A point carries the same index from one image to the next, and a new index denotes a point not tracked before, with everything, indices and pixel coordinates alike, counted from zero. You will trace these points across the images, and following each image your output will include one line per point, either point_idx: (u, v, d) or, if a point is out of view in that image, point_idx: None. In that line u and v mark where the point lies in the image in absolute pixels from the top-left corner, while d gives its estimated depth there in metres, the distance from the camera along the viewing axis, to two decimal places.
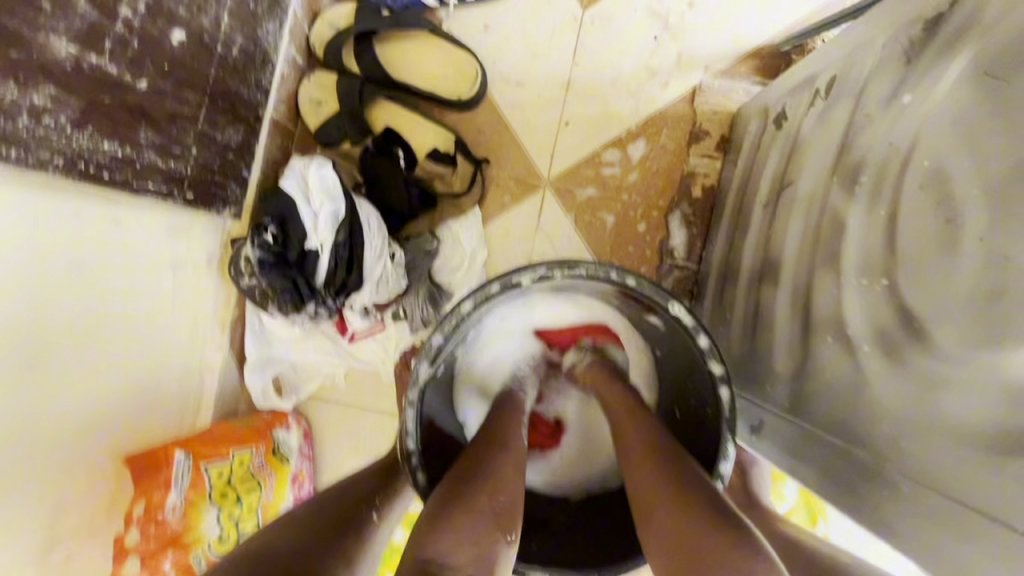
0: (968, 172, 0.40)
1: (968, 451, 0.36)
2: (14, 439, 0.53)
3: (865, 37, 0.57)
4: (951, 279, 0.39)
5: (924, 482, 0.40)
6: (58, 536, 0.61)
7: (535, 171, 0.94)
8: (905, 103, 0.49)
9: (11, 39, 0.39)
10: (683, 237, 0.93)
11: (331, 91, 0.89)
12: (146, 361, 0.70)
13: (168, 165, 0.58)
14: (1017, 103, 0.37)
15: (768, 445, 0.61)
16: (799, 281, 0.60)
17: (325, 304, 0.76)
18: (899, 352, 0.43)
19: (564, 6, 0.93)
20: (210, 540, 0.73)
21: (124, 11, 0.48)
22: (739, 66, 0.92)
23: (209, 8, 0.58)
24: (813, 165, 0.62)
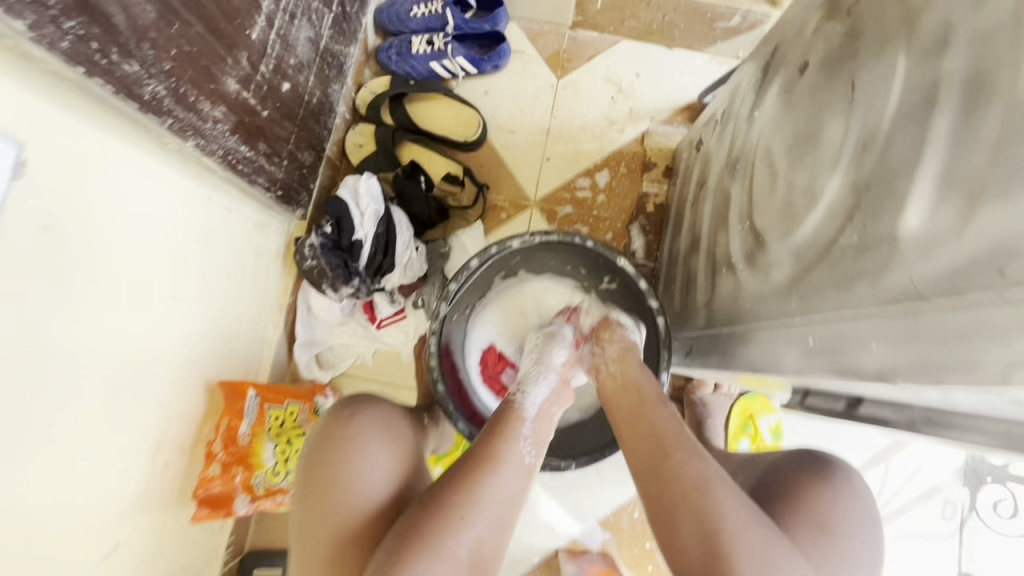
0: (778, 143, 0.66)
1: (772, 298, 0.59)
2: (149, 348, 0.74)
3: (738, 82, 0.87)
4: (773, 204, 0.64)
5: (757, 326, 0.62)
6: (163, 441, 0.80)
7: (525, 194, 1.21)
8: (756, 116, 0.76)
9: (213, 77, 0.67)
10: (642, 242, 1.19)
11: (370, 136, 1.18)
12: (229, 320, 0.92)
13: (270, 168, 0.86)
14: (795, 101, 0.64)
15: (695, 362, 0.82)
16: (710, 243, 0.84)
17: (365, 281, 1.01)
18: (754, 259, 0.67)
19: (544, 77, 1.25)
20: (266, 467, 0.93)
21: (263, 68, 0.77)
22: (676, 116, 1.23)
23: (304, 72, 0.89)
24: (716, 168, 0.90)
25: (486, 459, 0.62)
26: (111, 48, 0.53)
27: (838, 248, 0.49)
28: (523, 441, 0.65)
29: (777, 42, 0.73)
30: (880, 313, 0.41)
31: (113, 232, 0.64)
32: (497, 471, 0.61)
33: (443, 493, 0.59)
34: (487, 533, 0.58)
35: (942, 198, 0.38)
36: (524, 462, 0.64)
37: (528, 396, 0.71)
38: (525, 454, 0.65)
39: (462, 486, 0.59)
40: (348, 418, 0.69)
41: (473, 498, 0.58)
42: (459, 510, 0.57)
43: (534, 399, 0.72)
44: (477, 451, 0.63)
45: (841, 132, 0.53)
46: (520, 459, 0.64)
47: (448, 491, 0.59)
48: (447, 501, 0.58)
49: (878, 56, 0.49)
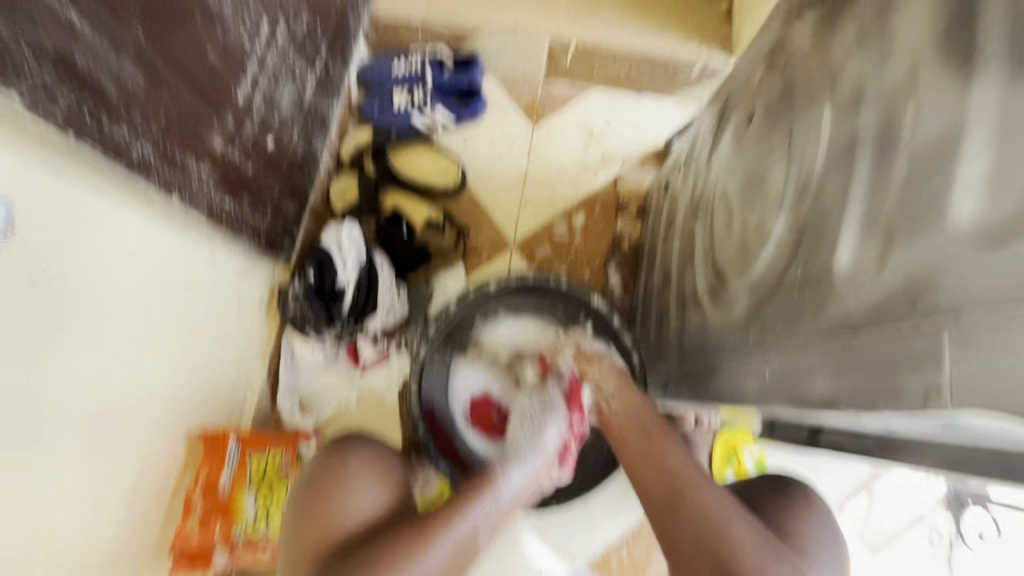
0: (733, 186, 0.71)
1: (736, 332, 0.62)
2: (130, 398, 0.75)
3: (698, 129, 0.93)
4: (730, 243, 0.68)
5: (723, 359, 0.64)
6: (141, 493, 0.79)
7: (504, 236, 1.26)
8: (713, 160, 0.81)
9: (200, 138, 0.72)
10: (619, 280, 1.23)
11: (353, 185, 1.23)
12: (211, 368, 0.93)
13: (254, 219, 0.90)
14: (744, 148, 0.69)
15: (671, 396, 0.84)
16: (679, 279, 0.88)
17: (348, 326, 1.04)
18: (716, 294, 0.70)
19: (520, 125, 1.32)
20: (247, 517, 0.93)
21: (249, 127, 0.82)
22: (646, 159, 1.30)
23: (289, 128, 0.94)
24: (681, 208, 0.94)
25: (430, 523, 0.61)
26: (101, 115, 0.57)
27: (786, 284, 0.52)
28: (478, 514, 0.63)
29: (729, 92, 0.79)
30: (823, 347, 0.44)
31: (99, 287, 0.66)
32: (438, 538, 0.60)
33: (385, 548, 0.60)
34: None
35: (865, 237, 0.42)
36: (471, 531, 0.62)
37: (511, 473, 0.66)
38: (477, 522, 0.63)
39: (403, 549, 0.59)
40: (339, 462, 0.73)
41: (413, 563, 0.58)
42: (392, 571, 0.58)
43: (518, 474, 0.67)
44: (429, 517, 0.62)
45: (783, 176, 0.57)
46: (474, 529, 0.62)
47: (391, 549, 0.59)
48: (383, 555, 0.59)
49: (808, 108, 0.54)
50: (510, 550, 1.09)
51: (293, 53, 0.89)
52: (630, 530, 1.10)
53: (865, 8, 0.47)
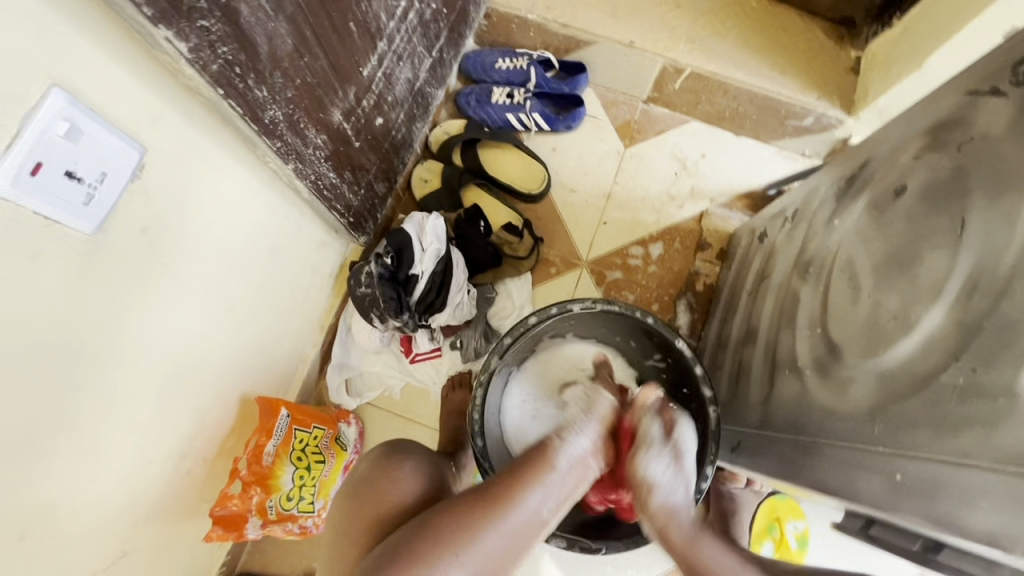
0: (864, 257, 0.66)
1: (849, 417, 0.58)
2: (201, 353, 0.74)
3: (815, 186, 0.88)
4: (854, 318, 0.63)
5: (828, 442, 0.60)
6: (191, 448, 0.78)
7: (577, 253, 1.22)
8: (836, 223, 0.76)
9: (323, 107, 0.69)
10: (686, 320, 1.19)
11: (436, 173, 1.21)
12: (274, 333, 0.92)
13: (349, 196, 0.88)
14: (885, 221, 0.64)
15: (743, 459, 0.80)
16: (770, 338, 0.83)
17: (412, 316, 1.00)
18: (825, 369, 0.66)
19: (612, 143, 1.28)
20: (282, 492, 0.89)
21: (365, 102, 0.80)
22: (736, 202, 1.24)
23: (397, 110, 0.92)
24: (781, 263, 0.90)
25: (496, 498, 0.58)
26: (249, 73, 0.55)
27: (937, 385, 0.48)
28: (539, 496, 0.59)
29: (867, 157, 0.74)
30: (999, 473, 0.40)
31: (199, 241, 0.65)
32: (501, 515, 0.57)
33: (447, 520, 0.57)
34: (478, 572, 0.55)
35: None
36: (532, 511, 0.59)
37: (568, 444, 0.64)
38: (540, 504, 0.59)
39: (466, 524, 0.56)
40: (388, 462, 0.68)
41: (473, 537, 0.55)
42: (454, 545, 0.55)
43: (570, 455, 0.63)
44: (494, 487, 0.59)
45: (945, 265, 0.52)
46: (533, 506, 0.59)
47: (452, 523, 0.56)
48: (445, 529, 0.56)
49: (993, 198, 0.50)
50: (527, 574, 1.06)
51: (417, 35, 0.88)
52: None
53: None
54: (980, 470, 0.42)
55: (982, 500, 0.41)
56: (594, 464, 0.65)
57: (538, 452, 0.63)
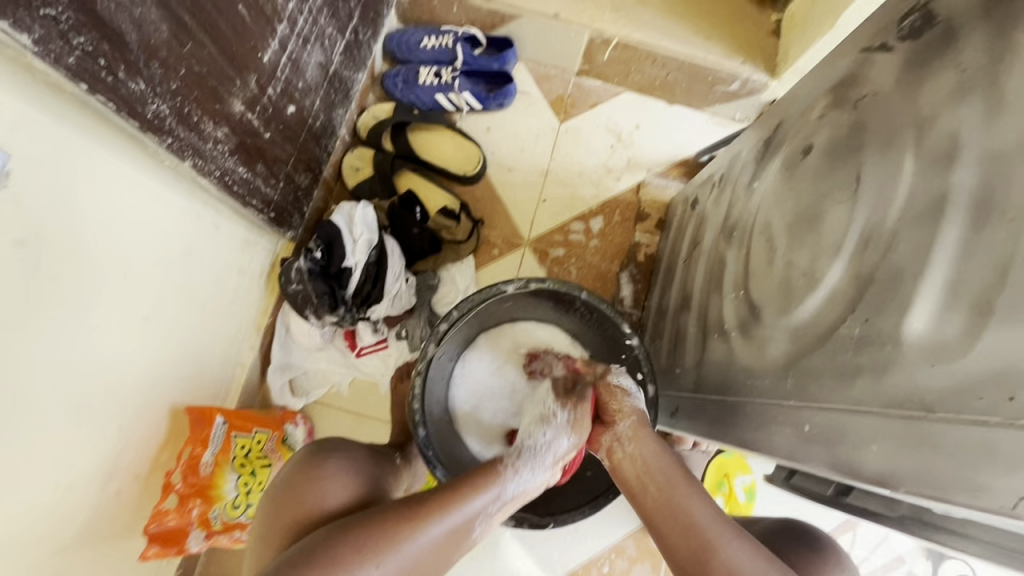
0: (777, 218, 0.67)
1: (766, 375, 0.60)
2: (116, 368, 0.70)
3: (737, 150, 0.90)
4: (769, 279, 0.65)
5: (749, 400, 0.62)
6: (118, 467, 0.75)
7: (519, 232, 1.21)
8: (754, 185, 0.78)
9: (219, 98, 0.65)
10: (630, 291, 1.20)
11: (368, 160, 1.17)
12: (203, 338, 0.88)
13: (265, 191, 0.84)
14: (794, 182, 0.66)
15: (681, 423, 0.82)
16: (702, 303, 0.85)
17: (350, 310, 0.98)
18: (746, 329, 0.67)
19: (547, 118, 1.27)
20: (226, 500, 0.88)
21: (270, 90, 0.75)
22: (671, 170, 1.25)
23: (310, 96, 0.88)
24: (710, 229, 0.91)
25: (422, 509, 0.56)
26: (118, 65, 0.51)
27: (837, 337, 0.50)
28: (474, 509, 0.59)
29: (781, 119, 0.76)
30: (884, 417, 0.42)
31: (93, 250, 0.61)
32: (428, 528, 0.55)
33: (372, 527, 0.54)
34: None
35: (948, 309, 0.40)
36: (469, 518, 0.59)
37: (518, 473, 0.64)
38: (474, 515, 0.59)
39: (391, 534, 0.54)
40: (314, 462, 0.65)
41: (397, 548, 0.54)
42: (376, 555, 0.53)
43: (519, 484, 0.64)
44: (423, 501, 0.58)
45: (843, 221, 0.54)
46: (469, 514, 0.59)
47: (380, 526, 0.54)
48: (367, 538, 0.54)
49: (882, 153, 0.51)
50: (490, 554, 1.07)
51: (324, 16, 0.83)
52: (614, 546, 1.08)
53: (970, 58, 0.44)
54: (870, 414, 0.44)
55: (872, 443, 0.43)
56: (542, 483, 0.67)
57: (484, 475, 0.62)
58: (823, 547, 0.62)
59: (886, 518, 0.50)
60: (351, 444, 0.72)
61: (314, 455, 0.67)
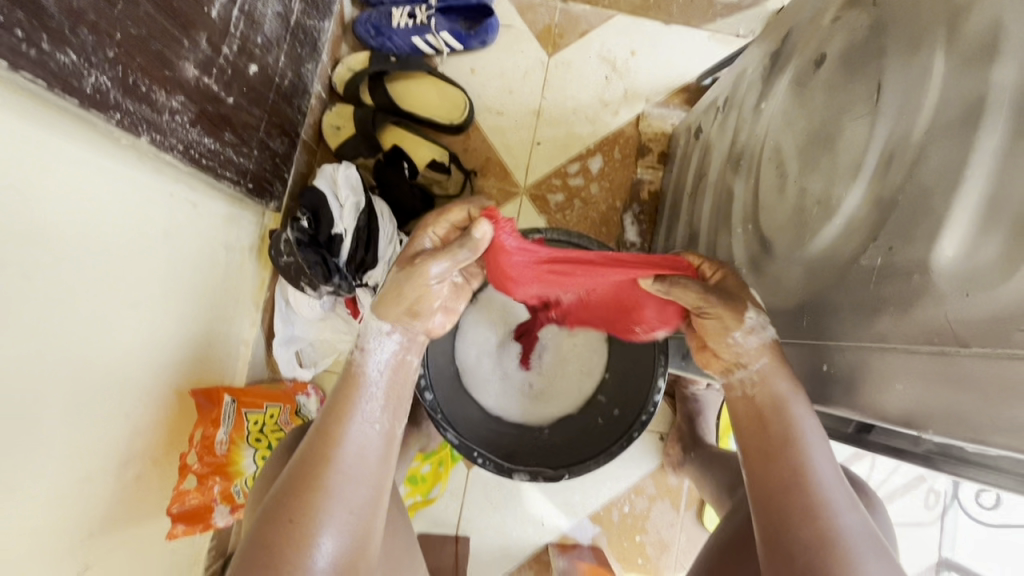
0: (787, 141, 0.61)
1: (780, 315, 0.56)
2: (111, 358, 0.69)
3: (742, 69, 0.82)
4: (780, 210, 0.59)
5: None
6: (131, 454, 0.75)
7: (514, 181, 1.15)
8: (761, 107, 0.71)
9: (166, 63, 0.60)
10: (635, 232, 1.15)
11: (349, 118, 1.09)
12: (198, 319, 0.86)
13: (238, 160, 0.79)
14: (806, 99, 0.59)
15: (693, 365, 0.80)
16: (710, 240, 0.80)
17: (346, 278, 0.95)
18: (758, 266, 0.63)
19: (534, 53, 1.18)
20: (246, 475, 0.90)
21: (225, 48, 0.69)
22: (672, 98, 1.17)
23: (272, 51, 0.81)
24: (716, 159, 0.85)
25: (313, 448, 0.54)
26: (40, 35, 0.45)
27: (858, 271, 0.45)
28: (360, 418, 0.56)
29: (788, 29, 0.68)
30: (910, 352, 0.39)
31: (62, 241, 0.58)
32: (321, 462, 0.52)
33: (280, 493, 0.52)
34: (330, 526, 0.50)
35: (987, 230, 0.35)
36: (362, 432, 0.55)
37: (370, 354, 0.59)
38: (364, 420, 0.56)
39: (293, 487, 0.51)
40: (272, 464, 0.67)
41: (305, 492, 0.51)
42: (287, 511, 0.50)
43: (379, 360, 0.59)
44: (310, 442, 0.54)
45: (863, 137, 0.48)
46: (359, 428, 0.55)
47: (282, 491, 0.51)
48: (275, 504, 0.51)
49: (907, 57, 0.45)
50: (511, 504, 1.09)
51: None
52: (633, 487, 1.10)
53: None
54: (897, 351, 0.40)
55: (898, 383, 0.40)
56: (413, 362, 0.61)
57: (343, 381, 0.58)
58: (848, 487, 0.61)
59: (912, 454, 0.47)
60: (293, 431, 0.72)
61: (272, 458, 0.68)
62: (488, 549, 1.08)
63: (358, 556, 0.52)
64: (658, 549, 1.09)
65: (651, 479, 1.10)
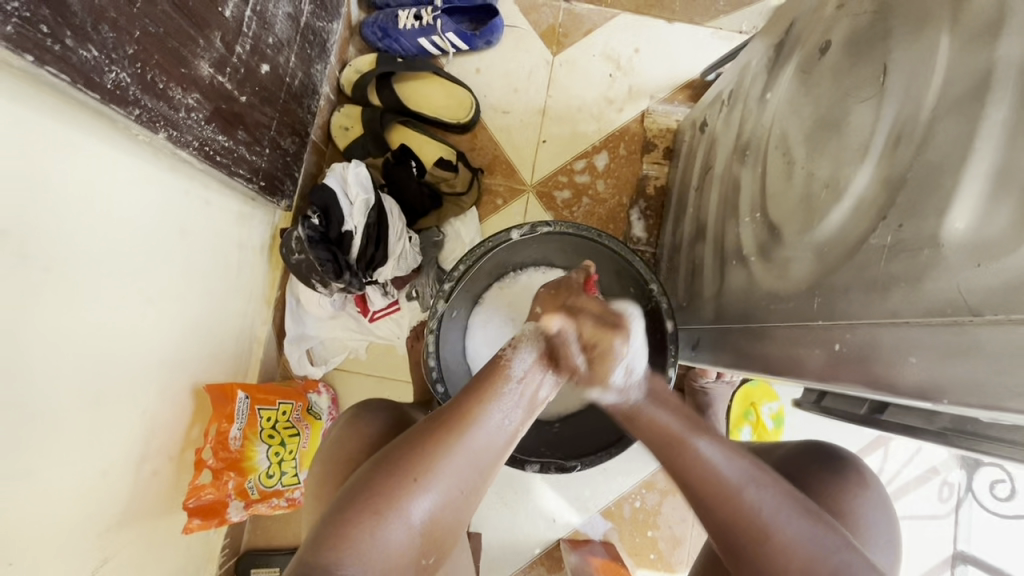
0: (794, 128, 0.61)
1: (790, 300, 0.56)
2: (129, 353, 0.70)
3: (746, 61, 0.83)
4: (788, 196, 0.60)
5: (772, 325, 0.59)
6: (148, 449, 0.76)
7: (521, 179, 1.16)
8: (766, 97, 0.72)
9: (182, 62, 0.61)
10: (642, 227, 1.15)
11: (357, 118, 1.11)
12: (212, 316, 0.87)
13: (250, 158, 0.80)
14: (811, 87, 0.60)
15: (703, 354, 0.80)
16: (718, 231, 0.81)
17: (356, 275, 0.96)
18: (767, 253, 0.64)
19: (539, 53, 1.19)
20: (260, 471, 0.91)
21: (238, 48, 0.71)
22: (676, 95, 1.18)
23: (283, 51, 0.83)
24: (722, 152, 0.85)
25: (448, 419, 0.57)
26: (64, 31, 0.47)
27: (867, 250, 0.46)
28: (499, 414, 0.58)
29: (792, 19, 0.68)
30: (922, 326, 0.39)
31: (83, 234, 0.59)
32: (457, 437, 0.55)
33: (406, 451, 0.54)
34: (445, 495, 0.54)
35: (996, 200, 0.36)
36: (497, 426, 0.58)
37: (522, 357, 0.62)
38: (500, 419, 0.58)
39: (425, 449, 0.54)
40: (352, 421, 0.67)
41: (434, 460, 0.54)
42: (413, 470, 0.53)
43: (526, 365, 0.62)
44: (447, 413, 0.57)
45: (869, 120, 0.48)
46: (496, 422, 0.58)
47: (406, 451, 0.54)
48: (400, 457, 0.54)
49: (912, 38, 0.45)
50: (522, 499, 1.09)
51: None
52: (644, 482, 1.10)
53: None
54: (909, 326, 0.40)
55: (912, 356, 0.40)
56: (558, 380, 0.65)
57: (488, 373, 0.61)
58: (847, 468, 0.62)
59: (926, 432, 0.48)
60: (379, 401, 0.72)
61: (355, 415, 0.68)
62: (500, 545, 1.08)
63: (454, 529, 0.55)
64: (670, 544, 1.09)
65: (662, 474, 1.10)
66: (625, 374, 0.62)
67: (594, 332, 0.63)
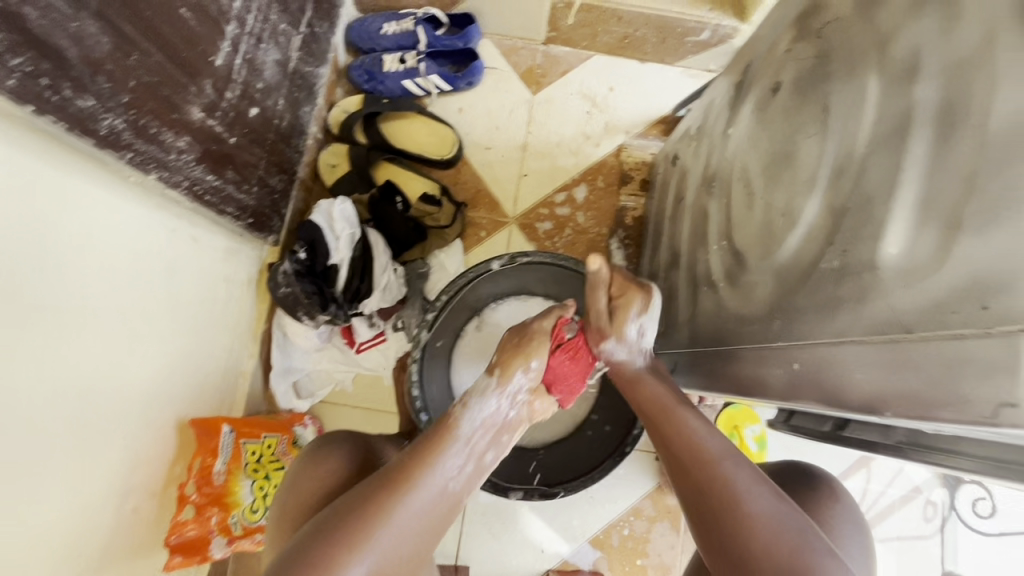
0: (752, 161, 0.66)
1: (754, 323, 0.59)
2: (115, 387, 0.71)
3: (710, 99, 0.88)
4: (749, 225, 0.64)
5: (739, 347, 0.62)
6: (130, 485, 0.76)
7: (504, 211, 1.20)
8: (728, 132, 0.76)
9: (174, 108, 0.65)
10: (622, 256, 1.19)
11: (343, 156, 1.15)
12: (198, 351, 0.88)
13: (239, 196, 0.83)
14: (766, 124, 0.64)
15: (680, 378, 0.82)
16: (690, 258, 0.84)
17: (342, 308, 0.98)
18: (733, 278, 0.67)
19: (518, 92, 1.25)
20: (244, 506, 0.90)
21: (229, 93, 0.74)
22: (651, 130, 1.24)
23: (272, 95, 0.87)
24: (692, 183, 0.90)
25: (396, 477, 0.57)
26: (62, 83, 0.50)
27: (817, 274, 0.49)
28: (443, 477, 0.59)
29: (748, 61, 0.74)
30: (867, 343, 0.42)
31: (74, 272, 0.61)
32: (401, 498, 0.56)
33: (347, 515, 0.54)
34: (382, 561, 0.54)
35: (921, 227, 0.39)
36: (441, 488, 0.59)
37: (472, 410, 0.65)
38: (445, 480, 0.59)
39: (369, 511, 0.54)
40: (314, 458, 0.66)
41: (373, 526, 0.54)
42: (351, 535, 0.53)
43: (477, 415, 0.65)
44: (394, 473, 0.58)
45: (815, 154, 0.52)
46: (439, 485, 0.58)
47: (349, 514, 0.54)
48: (352, 517, 0.54)
49: (848, 81, 0.50)
50: (510, 530, 1.09)
51: (275, 12, 0.82)
52: (632, 508, 1.10)
53: None
54: (855, 344, 0.43)
55: (859, 372, 0.43)
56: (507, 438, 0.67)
57: (436, 434, 0.62)
58: (816, 483, 0.64)
59: (884, 446, 0.50)
60: (347, 430, 0.73)
61: (314, 452, 0.67)
62: None
63: None
64: (660, 572, 1.08)
65: (649, 500, 1.10)
66: (637, 331, 0.72)
67: (623, 284, 0.72)
